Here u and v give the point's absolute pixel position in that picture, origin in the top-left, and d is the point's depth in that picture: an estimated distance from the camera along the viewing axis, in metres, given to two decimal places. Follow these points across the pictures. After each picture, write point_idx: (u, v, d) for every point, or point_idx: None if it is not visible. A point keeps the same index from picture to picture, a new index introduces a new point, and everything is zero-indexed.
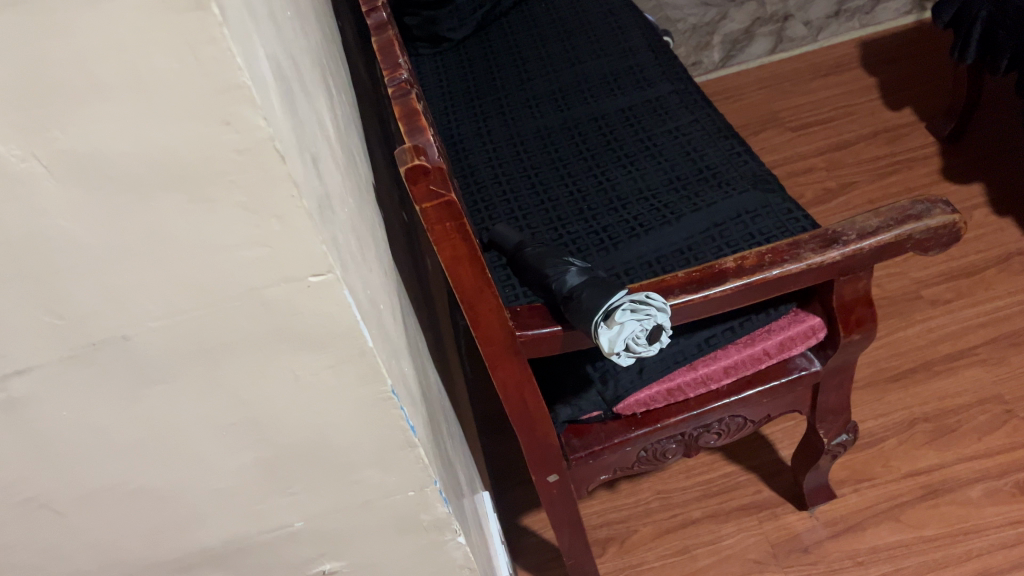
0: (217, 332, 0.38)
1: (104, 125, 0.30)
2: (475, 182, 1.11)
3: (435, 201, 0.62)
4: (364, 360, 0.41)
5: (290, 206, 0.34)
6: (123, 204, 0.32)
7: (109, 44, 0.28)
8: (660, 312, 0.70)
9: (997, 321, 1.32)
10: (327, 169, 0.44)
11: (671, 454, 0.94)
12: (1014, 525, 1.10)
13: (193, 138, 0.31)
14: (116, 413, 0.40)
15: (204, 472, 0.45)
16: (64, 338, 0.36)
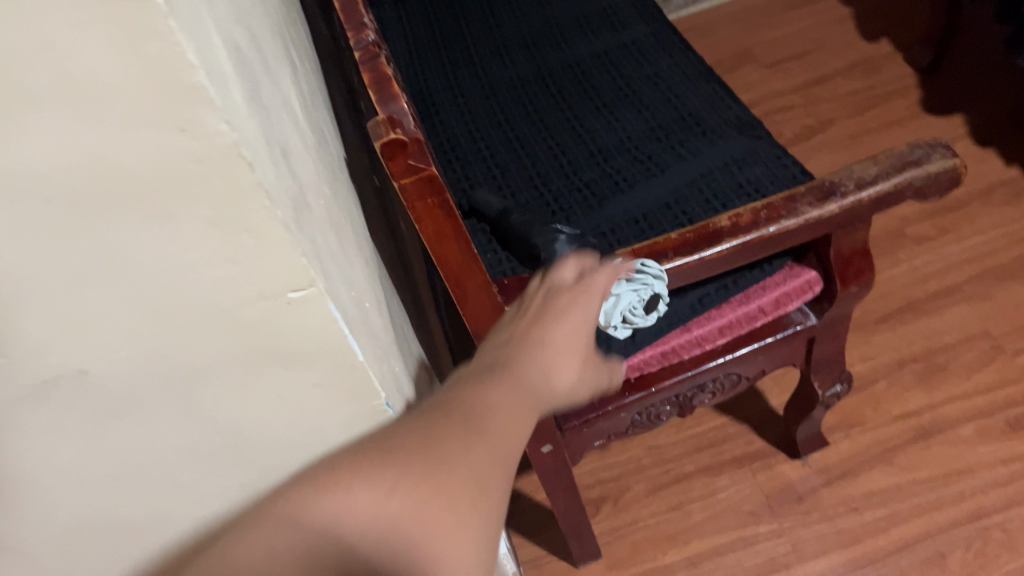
0: (187, 357, 0.33)
1: (35, 139, 0.25)
2: (448, 140, 1.06)
3: (414, 177, 0.57)
4: (354, 375, 0.37)
5: (263, 219, 0.29)
6: (66, 227, 0.28)
7: (32, 44, 0.23)
8: (656, 280, 0.67)
9: (982, 256, 1.30)
10: (299, 160, 0.40)
11: (666, 415, 0.91)
12: (1005, 463, 1.10)
13: (143, 147, 0.26)
14: (80, 449, 0.35)
15: (183, 499, 0.41)
16: (11, 377, 0.31)
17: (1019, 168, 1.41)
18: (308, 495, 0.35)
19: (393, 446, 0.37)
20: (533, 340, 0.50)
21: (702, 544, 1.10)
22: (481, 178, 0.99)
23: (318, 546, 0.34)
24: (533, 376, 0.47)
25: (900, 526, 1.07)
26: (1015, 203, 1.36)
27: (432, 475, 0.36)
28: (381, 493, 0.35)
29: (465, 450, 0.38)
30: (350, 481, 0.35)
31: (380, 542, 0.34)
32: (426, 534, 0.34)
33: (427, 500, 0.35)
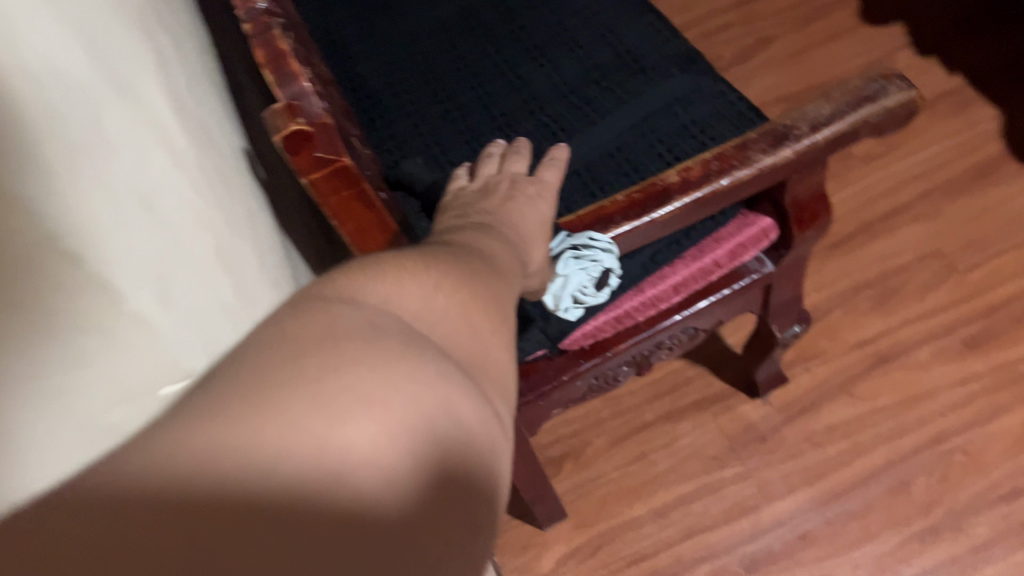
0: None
1: None
2: (370, 96, 0.97)
3: (326, 170, 0.50)
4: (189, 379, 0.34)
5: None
6: None
7: None
8: (605, 254, 0.61)
9: (930, 172, 1.27)
10: (149, 163, 0.33)
11: (624, 375, 0.87)
12: (964, 383, 1.09)
13: None
14: None
15: None
16: None
17: (963, 76, 1.37)
18: (350, 280, 0.32)
19: (414, 252, 0.36)
20: (510, 208, 0.49)
21: (669, 493, 1.08)
22: (407, 137, 0.92)
23: (389, 325, 0.29)
24: (518, 236, 0.46)
25: (864, 457, 1.06)
26: (960, 114, 1.33)
27: (463, 283, 0.35)
28: (425, 291, 0.33)
29: (486, 270, 0.38)
30: (393, 275, 0.33)
31: (437, 332, 0.32)
32: (469, 335, 0.33)
33: (465, 303, 0.34)
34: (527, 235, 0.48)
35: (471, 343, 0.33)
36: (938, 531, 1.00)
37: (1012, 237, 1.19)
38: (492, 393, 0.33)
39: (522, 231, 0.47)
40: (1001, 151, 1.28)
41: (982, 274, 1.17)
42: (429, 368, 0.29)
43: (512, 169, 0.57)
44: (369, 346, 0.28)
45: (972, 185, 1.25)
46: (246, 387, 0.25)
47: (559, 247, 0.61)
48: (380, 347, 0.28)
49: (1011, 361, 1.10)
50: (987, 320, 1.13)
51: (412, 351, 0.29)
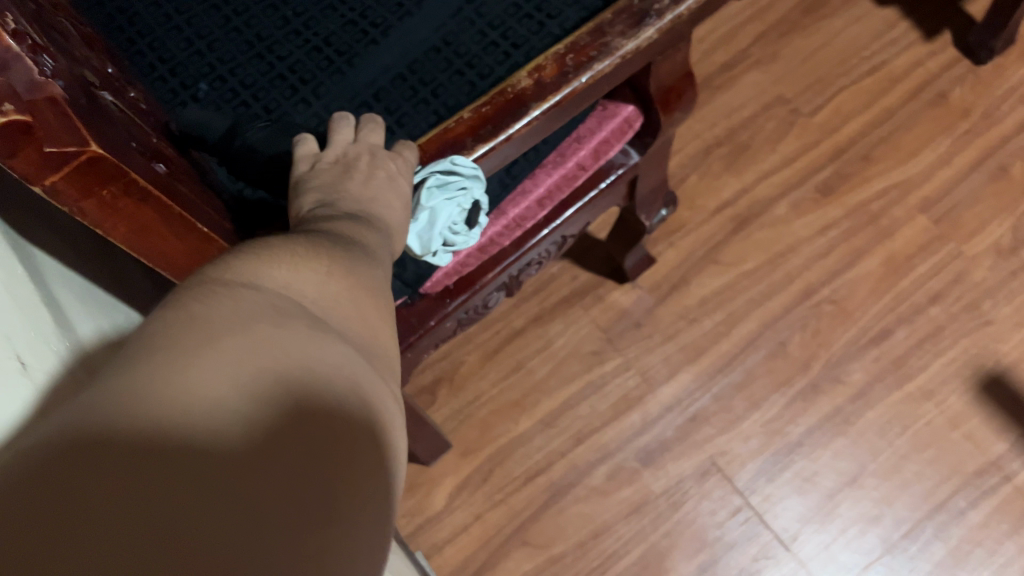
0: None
1: None
2: (122, 9, 0.77)
3: (67, 169, 0.35)
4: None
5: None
6: None
7: None
8: (472, 182, 0.54)
9: (762, 12, 1.21)
10: None
11: (492, 300, 0.77)
12: (824, 233, 1.07)
13: None
14: None
15: None
16: None
17: None
18: (244, 266, 0.29)
19: (291, 242, 0.33)
20: (373, 199, 0.42)
21: (552, 400, 1.02)
22: (185, 58, 0.74)
23: (293, 310, 0.27)
24: (385, 245, 0.40)
25: (739, 325, 1.03)
26: None
27: (355, 269, 0.33)
28: (320, 276, 0.31)
29: (369, 262, 0.35)
30: (286, 260, 0.30)
31: (336, 317, 0.29)
32: (369, 319, 0.31)
33: (362, 288, 0.32)
34: (388, 241, 0.40)
35: (372, 329, 0.31)
36: (819, 387, 1.00)
37: (849, 72, 1.16)
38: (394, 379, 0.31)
39: (387, 239, 0.40)
40: None
41: (825, 116, 1.14)
42: (336, 348, 0.27)
43: (367, 134, 0.48)
44: (279, 325, 0.26)
45: (804, 22, 1.20)
46: (157, 361, 0.23)
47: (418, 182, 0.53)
48: (289, 327, 0.26)
49: (864, 202, 1.08)
50: (837, 163, 1.11)
51: (320, 336, 0.27)
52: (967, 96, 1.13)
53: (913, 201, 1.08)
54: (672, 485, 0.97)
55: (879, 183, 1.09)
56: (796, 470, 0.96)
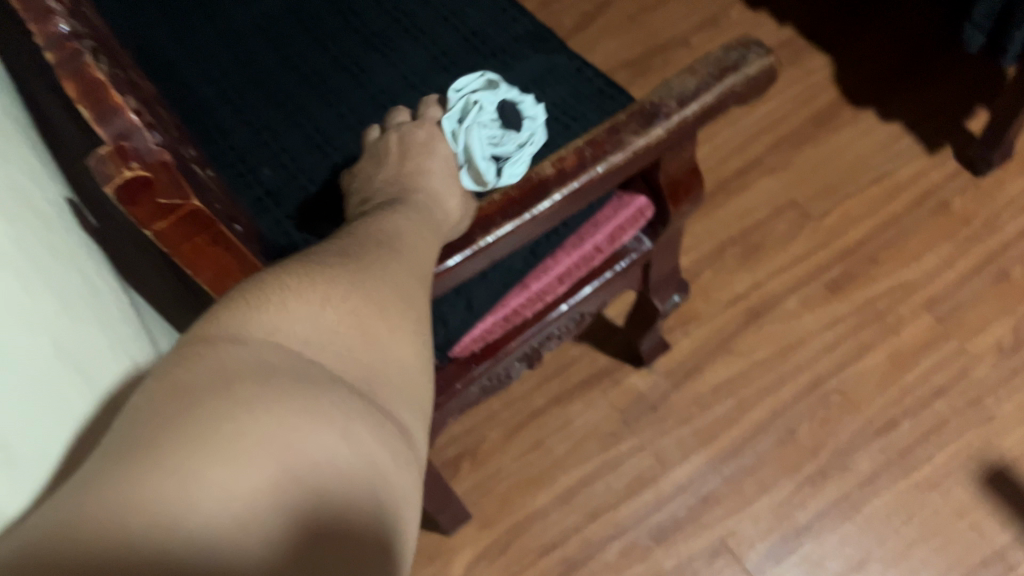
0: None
1: None
2: (200, 107, 0.88)
3: (171, 218, 0.44)
4: None
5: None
6: None
7: None
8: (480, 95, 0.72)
9: (775, 124, 1.30)
10: None
11: (515, 371, 0.84)
12: (831, 327, 1.13)
13: None
14: None
15: None
16: None
17: (792, 25, 1.39)
18: (238, 317, 0.34)
19: (294, 272, 0.38)
20: (418, 214, 0.52)
21: (569, 477, 1.07)
22: (250, 147, 0.85)
23: (277, 359, 0.32)
24: (419, 241, 0.48)
25: (750, 412, 1.09)
26: (797, 63, 1.36)
27: (356, 284, 0.38)
28: (315, 311, 0.35)
29: (377, 266, 0.41)
30: (279, 302, 0.35)
31: (328, 352, 0.34)
32: (366, 333, 0.36)
33: (361, 302, 0.37)
34: (427, 241, 0.49)
35: (371, 341, 0.36)
36: (826, 473, 1.04)
37: (857, 180, 1.24)
38: (399, 377, 0.37)
39: (426, 241, 0.49)
40: (836, 97, 1.32)
41: (834, 219, 1.21)
42: (320, 387, 0.32)
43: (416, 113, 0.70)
44: (262, 377, 0.31)
45: (815, 134, 1.29)
46: (155, 425, 0.28)
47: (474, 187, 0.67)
48: (270, 377, 0.31)
49: (870, 300, 1.15)
50: (844, 263, 1.18)
51: (303, 381, 0.32)
52: (968, 205, 1.21)
53: (917, 300, 1.14)
54: (683, 564, 1.00)
55: (885, 282, 1.16)
56: (804, 554, 0.99)
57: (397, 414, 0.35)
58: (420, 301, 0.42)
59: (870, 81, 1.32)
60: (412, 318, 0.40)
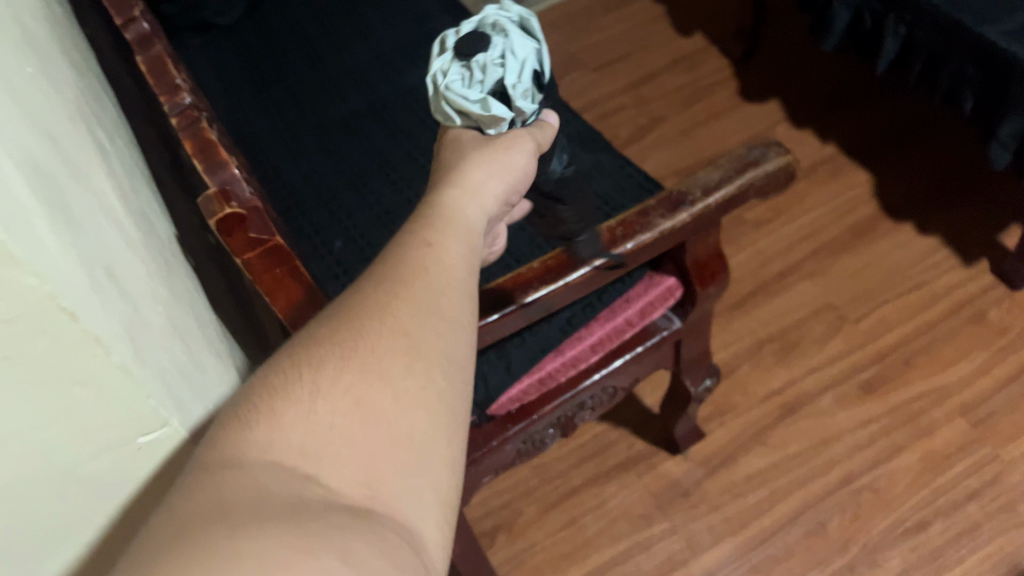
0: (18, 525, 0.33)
1: None
2: (288, 188, 1.00)
3: (259, 249, 0.53)
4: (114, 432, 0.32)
5: (95, 366, 0.28)
6: None
7: None
8: None
9: (816, 232, 1.37)
10: (101, 190, 0.39)
11: (549, 437, 0.90)
12: (864, 425, 1.16)
13: None
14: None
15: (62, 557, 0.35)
16: None
17: (835, 143, 1.48)
18: (232, 445, 0.33)
19: (286, 372, 0.36)
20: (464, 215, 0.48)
21: (601, 555, 1.10)
22: (326, 224, 0.95)
23: (265, 483, 0.31)
24: (461, 260, 0.45)
25: (781, 503, 1.11)
26: (838, 178, 1.43)
27: (354, 364, 0.36)
28: (307, 419, 0.34)
29: (375, 323, 0.38)
30: (271, 413, 0.34)
31: (322, 458, 0.33)
32: (367, 429, 0.34)
33: (359, 385, 0.36)
34: (472, 258, 0.46)
35: (372, 434, 0.35)
36: (856, 568, 1.05)
37: (893, 287, 1.29)
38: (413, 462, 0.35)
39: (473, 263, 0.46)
40: (876, 211, 1.38)
41: (870, 323, 1.26)
42: (308, 504, 0.31)
43: None
44: (250, 503, 0.30)
45: (854, 243, 1.35)
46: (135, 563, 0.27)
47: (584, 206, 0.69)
48: (256, 503, 0.30)
49: (905, 402, 1.18)
50: (880, 365, 1.22)
51: (291, 502, 0.31)
52: (1004, 316, 1.24)
53: (952, 405, 1.17)
54: None
55: (919, 386, 1.19)
56: None
57: (406, 507, 0.34)
58: (443, 355, 0.39)
59: (909, 197, 1.39)
60: (432, 381, 0.37)
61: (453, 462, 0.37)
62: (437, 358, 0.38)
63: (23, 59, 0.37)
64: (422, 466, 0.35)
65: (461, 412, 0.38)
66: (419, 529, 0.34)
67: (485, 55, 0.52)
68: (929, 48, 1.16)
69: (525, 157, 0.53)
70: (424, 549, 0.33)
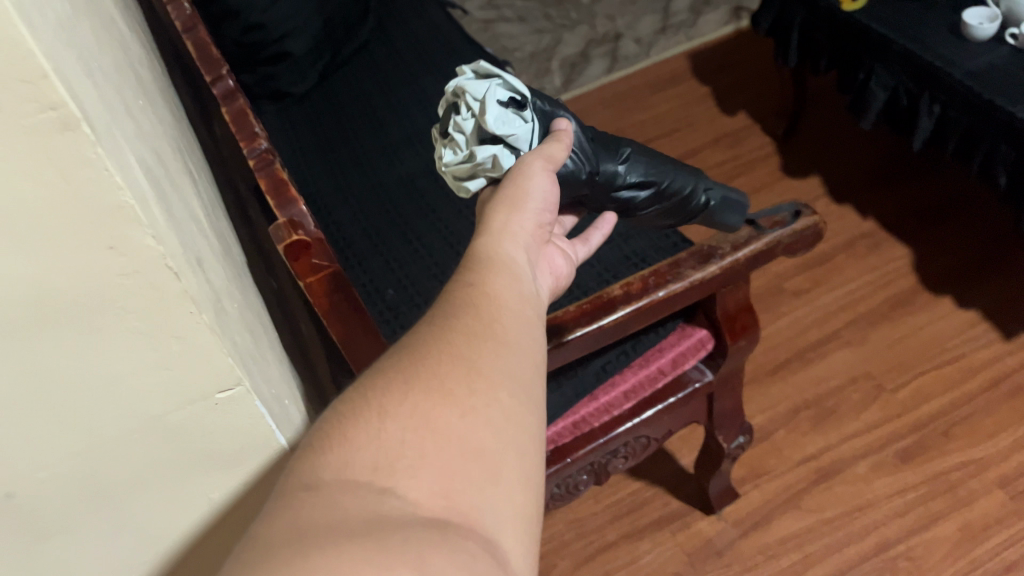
0: (117, 479, 0.37)
1: (16, 256, 0.28)
2: (347, 241, 1.07)
3: (319, 275, 0.59)
4: (201, 407, 0.36)
5: (188, 324, 0.33)
6: (49, 332, 0.31)
7: (12, 171, 0.26)
8: None
9: (854, 303, 1.39)
10: (191, 208, 0.46)
11: (583, 484, 0.93)
12: (901, 493, 1.16)
13: (81, 270, 0.30)
14: (59, 441, 0.34)
15: (155, 520, 0.40)
16: (21, 380, 0.32)
17: (874, 218, 1.51)
18: (306, 466, 0.33)
19: (353, 400, 0.36)
20: (508, 253, 0.48)
21: None
22: (381, 272, 1.01)
23: (344, 503, 0.31)
24: (515, 294, 0.45)
25: (815, 567, 1.11)
26: (877, 252, 1.46)
27: (421, 385, 0.36)
28: (376, 436, 0.33)
29: (433, 349, 0.38)
30: (342, 438, 0.34)
31: (398, 467, 0.32)
32: (439, 447, 0.33)
33: (427, 403, 0.35)
34: (527, 293, 0.46)
35: (445, 449, 0.34)
36: None
37: (931, 359, 1.30)
38: (485, 478, 0.34)
39: (530, 296, 0.46)
40: (914, 284, 1.40)
41: (907, 393, 1.27)
42: (389, 517, 0.30)
43: None
44: (329, 524, 0.29)
45: (891, 315, 1.37)
46: None
47: (697, 192, 0.68)
48: (337, 523, 0.29)
49: (942, 472, 1.17)
50: (916, 435, 1.22)
51: (371, 517, 0.30)
52: None
53: (990, 476, 1.16)
54: None
55: (957, 456, 1.19)
56: None
57: (482, 522, 0.32)
58: (508, 377, 0.38)
59: (948, 272, 1.41)
60: (498, 400, 0.37)
61: (525, 481, 0.36)
62: (501, 378, 0.38)
63: (135, 92, 0.44)
64: (496, 482, 0.34)
65: (531, 433, 0.37)
66: (497, 544, 0.32)
67: (457, 118, 0.56)
68: (963, 126, 1.19)
69: (546, 179, 0.54)
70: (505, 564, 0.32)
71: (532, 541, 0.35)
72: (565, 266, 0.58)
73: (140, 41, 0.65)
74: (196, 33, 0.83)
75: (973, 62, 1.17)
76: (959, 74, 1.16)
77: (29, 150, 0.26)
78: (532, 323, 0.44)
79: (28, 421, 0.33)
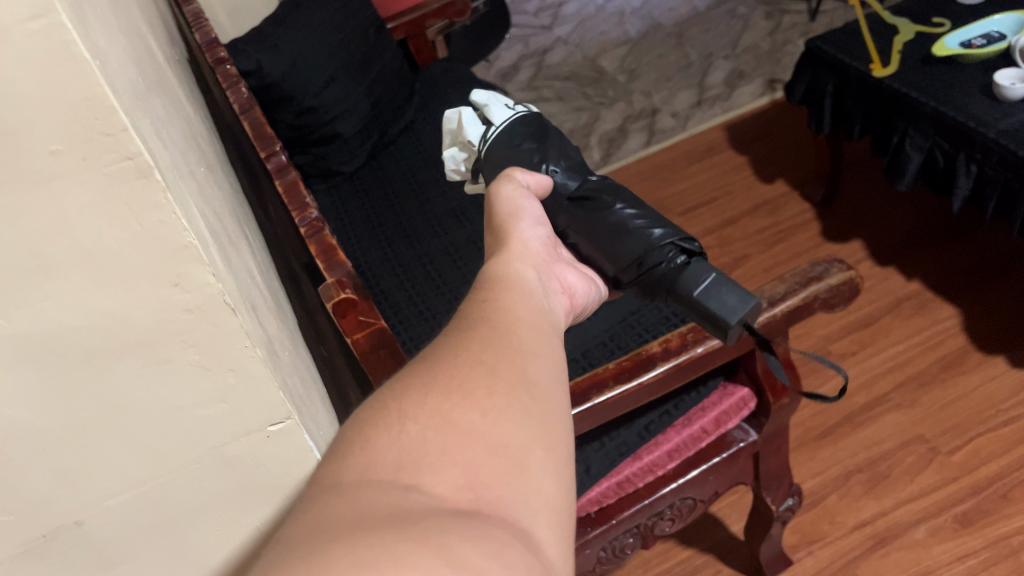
0: (180, 508, 0.41)
1: (91, 294, 0.32)
2: (394, 308, 1.10)
3: (366, 330, 0.62)
4: (253, 440, 0.40)
5: (243, 356, 0.37)
6: (121, 365, 0.34)
7: (88, 214, 0.30)
8: None
9: (902, 365, 1.37)
10: (245, 258, 0.50)
11: (631, 548, 0.92)
12: (962, 559, 1.11)
13: (147, 305, 0.33)
14: (127, 470, 0.38)
15: (210, 552, 0.43)
16: (92, 413, 0.35)
17: (919, 281, 1.50)
18: (330, 470, 0.33)
19: (372, 407, 0.37)
20: (518, 271, 0.49)
21: None
22: (426, 335, 1.03)
23: (370, 498, 0.31)
24: (529, 309, 0.45)
25: None
26: (923, 313, 1.44)
27: (438, 389, 0.36)
28: (397, 437, 0.34)
29: (450, 357, 0.39)
30: (364, 443, 0.34)
31: (421, 466, 0.33)
32: (458, 443, 0.34)
33: (446, 407, 0.35)
34: (538, 306, 0.46)
35: (467, 446, 0.34)
36: None
37: (986, 420, 1.26)
38: (509, 473, 0.34)
39: (545, 312, 0.46)
40: (964, 345, 1.37)
41: (963, 455, 1.22)
42: (413, 508, 0.30)
43: None
44: (351, 517, 0.29)
45: (942, 375, 1.34)
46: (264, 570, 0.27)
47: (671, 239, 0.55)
48: (363, 514, 0.29)
49: (1004, 536, 1.12)
50: (975, 498, 1.17)
51: (396, 509, 0.30)
52: None
53: None
54: None
55: (1020, 520, 1.13)
56: None
57: (510, 511, 0.32)
58: (524, 381, 0.39)
59: (998, 333, 1.38)
60: (517, 402, 0.37)
61: (554, 476, 0.36)
62: (520, 383, 0.38)
63: (196, 158, 0.49)
64: (522, 478, 0.34)
65: (558, 432, 0.38)
66: (529, 532, 0.32)
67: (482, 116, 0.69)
68: (1002, 183, 1.18)
69: (524, 198, 0.57)
70: (539, 549, 0.32)
71: (567, 534, 0.35)
72: (579, 287, 0.57)
73: (202, 121, 0.71)
74: (252, 113, 0.89)
75: (1006, 121, 1.18)
76: (993, 133, 1.17)
77: (111, 199, 0.30)
78: (548, 333, 0.44)
79: (101, 453, 0.37)
